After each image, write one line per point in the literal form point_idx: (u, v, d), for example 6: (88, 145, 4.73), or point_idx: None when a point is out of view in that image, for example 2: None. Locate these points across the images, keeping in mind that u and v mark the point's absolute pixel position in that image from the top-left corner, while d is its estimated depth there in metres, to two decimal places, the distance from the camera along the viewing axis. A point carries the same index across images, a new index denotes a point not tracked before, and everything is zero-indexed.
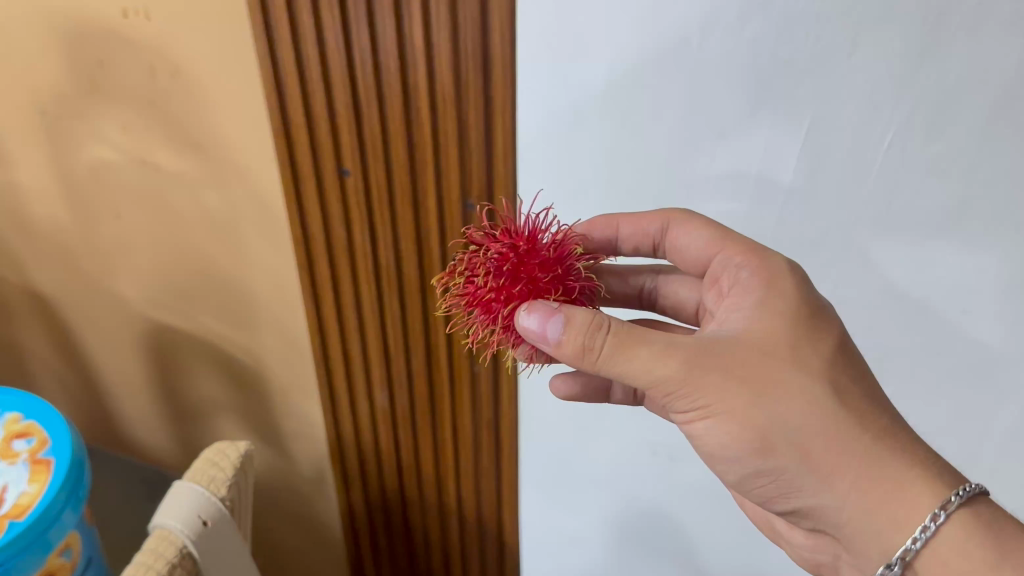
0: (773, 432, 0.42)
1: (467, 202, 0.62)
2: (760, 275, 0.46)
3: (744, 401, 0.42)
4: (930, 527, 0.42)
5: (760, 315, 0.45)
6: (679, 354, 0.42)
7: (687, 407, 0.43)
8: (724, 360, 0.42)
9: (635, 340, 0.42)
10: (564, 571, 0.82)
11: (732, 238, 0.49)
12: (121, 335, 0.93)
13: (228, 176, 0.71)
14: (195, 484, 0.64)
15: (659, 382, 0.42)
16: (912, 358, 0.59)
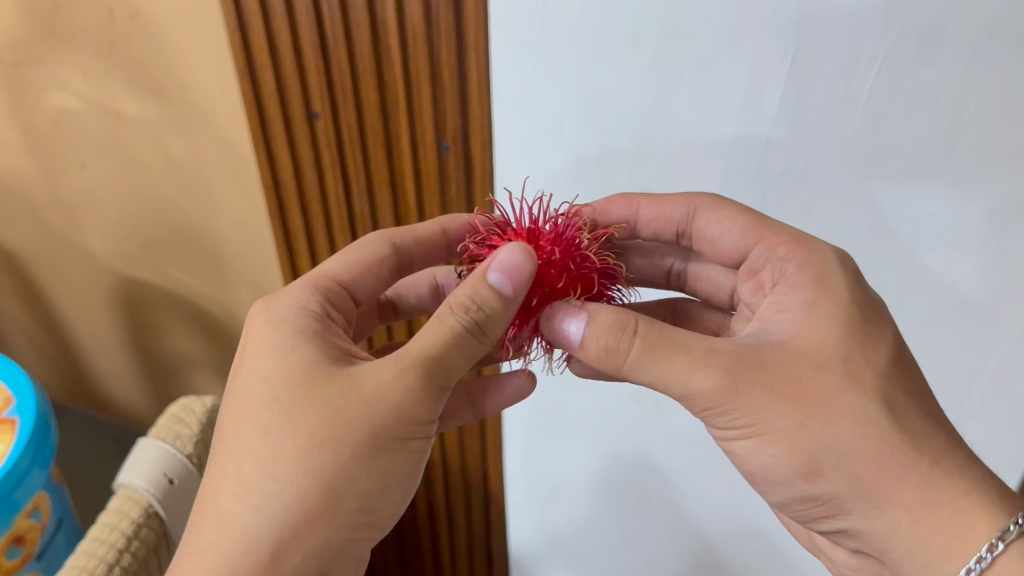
0: (823, 455, 0.41)
1: (442, 144, 0.59)
2: (805, 273, 0.45)
3: (790, 421, 0.41)
4: (985, 558, 0.40)
5: (808, 318, 0.43)
6: (718, 363, 0.41)
7: (732, 427, 0.42)
8: (768, 371, 0.41)
9: (670, 347, 0.41)
10: (549, 523, 0.80)
11: (771, 229, 0.49)
12: (87, 287, 0.90)
13: (194, 123, 0.68)
14: (158, 440, 0.60)
15: (701, 394, 0.41)
16: (909, 309, 0.57)
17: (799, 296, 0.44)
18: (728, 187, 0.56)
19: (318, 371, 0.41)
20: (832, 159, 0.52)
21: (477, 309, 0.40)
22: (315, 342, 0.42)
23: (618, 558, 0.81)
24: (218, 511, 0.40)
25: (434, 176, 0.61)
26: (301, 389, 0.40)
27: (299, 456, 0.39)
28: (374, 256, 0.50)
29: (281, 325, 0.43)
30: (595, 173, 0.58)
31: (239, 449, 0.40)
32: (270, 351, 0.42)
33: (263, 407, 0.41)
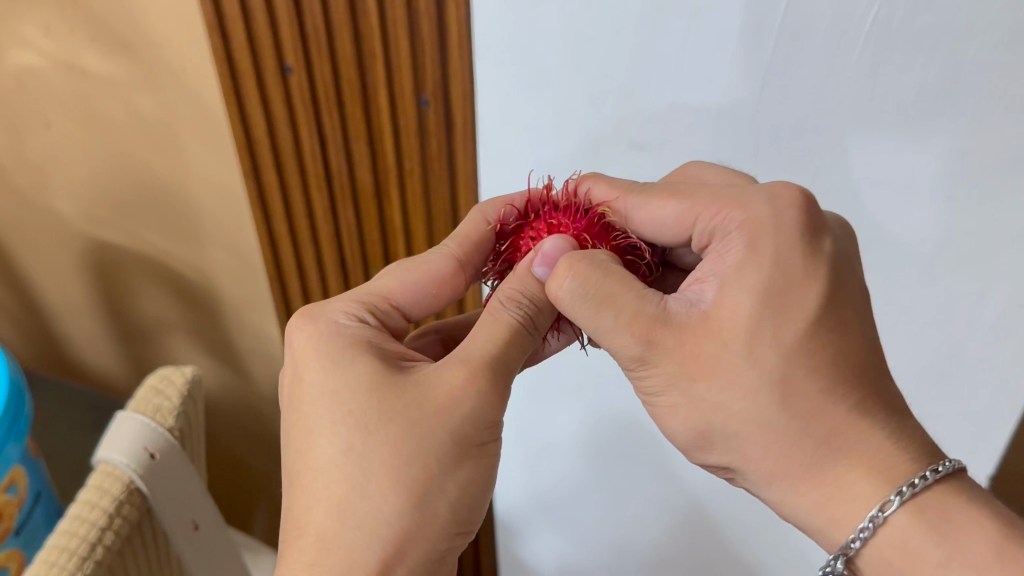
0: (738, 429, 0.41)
1: (421, 98, 0.57)
2: (747, 229, 0.42)
3: (687, 401, 0.42)
4: (867, 527, 0.40)
5: (733, 285, 0.41)
6: (640, 331, 0.41)
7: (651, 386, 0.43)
8: (680, 351, 0.41)
9: (606, 292, 0.42)
10: (534, 483, 0.80)
11: (702, 203, 0.44)
12: (55, 251, 0.87)
13: (162, 79, 0.66)
14: (138, 414, 0.58)
15: (624, 351, 0.42)
16: (897, 264, 0.56)
17: (733, 253, 0.42)
18: (718, 142, 0.54)
19: (386, 385, 0.42)
20: (827, 108, 0.50)
21: (528, 304, 0.44)
22: (371, 354, 0.44)
23: (605, 518, 0.80)
24: (321, 531, 0.41)
25: (414, 132, 0.59)
26: (374, 407, 0.42)
27: (384, 470, 0.41)
28: (436, 277, 0.49)
29: (335, 344, 0.44)
30: (581, 129, 0.56)
31: (324, 467, 0.42)
32: (330, 370, 0.43)
33: (340, 426, 0.42)
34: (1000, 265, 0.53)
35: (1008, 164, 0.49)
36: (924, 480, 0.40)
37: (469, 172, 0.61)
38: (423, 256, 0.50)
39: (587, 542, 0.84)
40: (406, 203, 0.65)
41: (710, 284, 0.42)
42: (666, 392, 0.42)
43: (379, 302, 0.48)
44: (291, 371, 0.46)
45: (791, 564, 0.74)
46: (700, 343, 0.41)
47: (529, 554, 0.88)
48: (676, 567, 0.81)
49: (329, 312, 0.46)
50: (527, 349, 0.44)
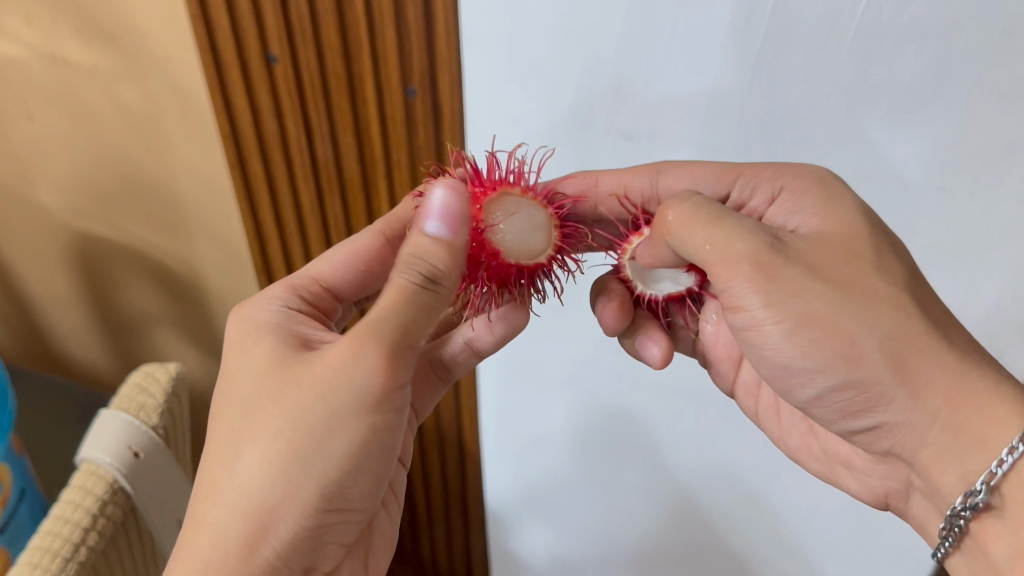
0: (863, 338, 0.40)
1: (408, 87, 0.56)
2: (806, 181, 0.46)
3: (821, 307, 0.40)
4: (1006, 462, 0.38)
5: (823, 220, 0.44)
6: (752, 258, 0.41)
7: (758, 308, 0.41)
8: (801, 265, 0.41)
9: (710, 216, 0.42)
10: (524, 476, 0.80)
11: (749, 166, 0.49)
12: (39, 244, 0.86)
13: (145, 70, 0.65)
14: (121, 412, 0.58)
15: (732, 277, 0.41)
16: None
17: (806, 204, 0.45)
18: (709, 131, 0.53)
19: (277, 363, 0.41)
20: (818, 97, 0.50)
21: (424, 262, 0.39)
22: (278, 334, 0.43)
23: (595, 509, 0.80)
24: (204, 515, 0.40)
25: (401, 122, 0.59)
26: (258, 385, 0.40)
27: (261, 451, 0.39)
28: (362, 255, 0.51)
29: (253, 326, 0.44)
30: (570, 119, 0.55)
31: (216, 446, 0.41)
32: (240, 351, 0.43)
33: (231, 407, 0.41)
34: (992, 256, 0.53)
35: (1001, 153, 0.48)
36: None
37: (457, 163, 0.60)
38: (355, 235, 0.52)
39: (577, 533, 0.83)
40: (393, 193, 0.65)
41: (807, 222, 0.45)
42: (780, 310, 0.41)
43: (309, 285, 0.50)
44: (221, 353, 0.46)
45: (782, 553, 0.74)
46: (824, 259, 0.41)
47: (519, 546, 0.88)
48: (667, 558, 0.81)
49: (263, 296, 0.48)
50: (435, 309, 0.40)
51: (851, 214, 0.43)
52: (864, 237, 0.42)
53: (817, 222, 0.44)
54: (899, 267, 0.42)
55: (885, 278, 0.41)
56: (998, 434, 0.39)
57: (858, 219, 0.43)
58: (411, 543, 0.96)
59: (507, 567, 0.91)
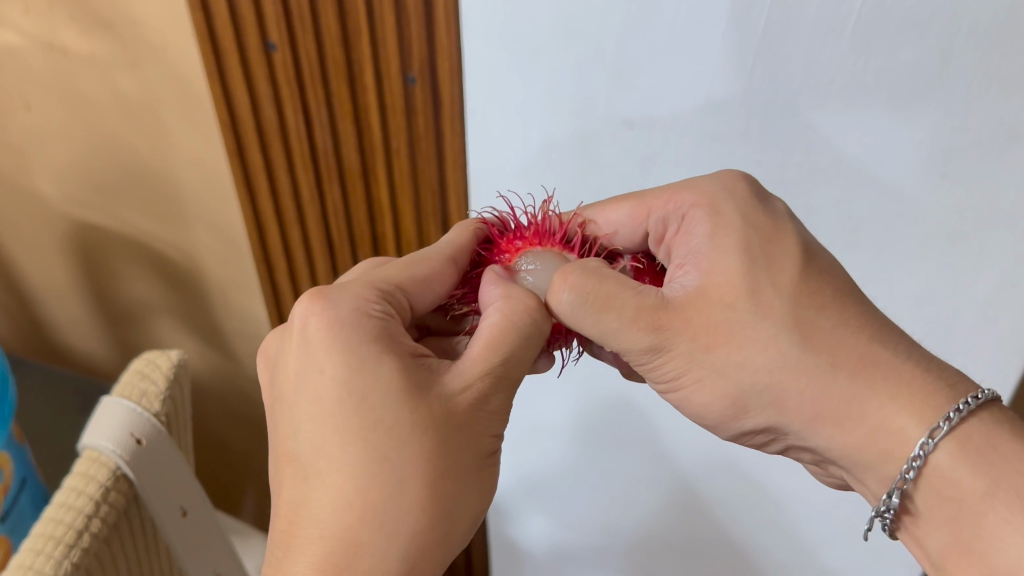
0: (747, 397, 0.44)
1: (407, 76, 0.56)
2: (701, 203, 0.47)
3: (709, 372, 0.44)
4: (918, 458, 0.41)
5: (710, 253, 0.45)
6: (643, 322, 0.44)
7: (663, 379, 0.46)
8: (680, 323, 0.44)
9: (606, 296, 0.44)
10: (523, 466, 0.80)
11: (650, 198, 0.50)
12: (38, 235, 0.86)
13: (144, 58, 0.65)
14: (123, 399, 0.58)
15: (628, 345, 0.45)
16: (887, 246, 0.56)
17: (701, 229, 0.46)
18: (709, 120, 0.53)
19: (416, 392, 0.40)
20: (819, 83, 0.50)
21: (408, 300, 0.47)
22: (397, 358, 0.41)
23: (596, 500, 0.80)
24: (321, 535, 0.39)
25: (401, 110, 0.58)
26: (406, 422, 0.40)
27: (410, 483, 0.39)
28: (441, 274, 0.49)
29: (360, 336, 0.41)
30: (570, 107, 0.55)
31: (343, 471, 0.39)
32: (355, 363, 0.41)
33: (368, 432, 0.39)
34: (991, 246, 0.53)
35: (1000, 141, 0.48)
36: (963, 410, 0.41)
37: (456, 150, 0.60)
38: (422, 250, 0.50)
39: (577, 524, 0.83)
40: (393, 182, 0.64)
41: (694, 262, 0.46)
42: (677, 378, 0.45)
43: (393, 293, 0.46)
44: (302, 352, 0.42)
45: (781, 543, 0.74)
46: (706, 314, 0.44)
47: (519, 536, 0.88)
48: (667, 547, 0.81)
49: (355, 299, 0.43)
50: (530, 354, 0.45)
51: (733, 251, 0.44)
52: (741, 284, 0.43)
53: (704, 265, 0.45)
54: (780, 296, 0.43)
55: (762, 320, 0.43)
56: (906, 428, 0.41)
57: (739, 256, 0.44)
58: None
59: (507, 559, 0.92)
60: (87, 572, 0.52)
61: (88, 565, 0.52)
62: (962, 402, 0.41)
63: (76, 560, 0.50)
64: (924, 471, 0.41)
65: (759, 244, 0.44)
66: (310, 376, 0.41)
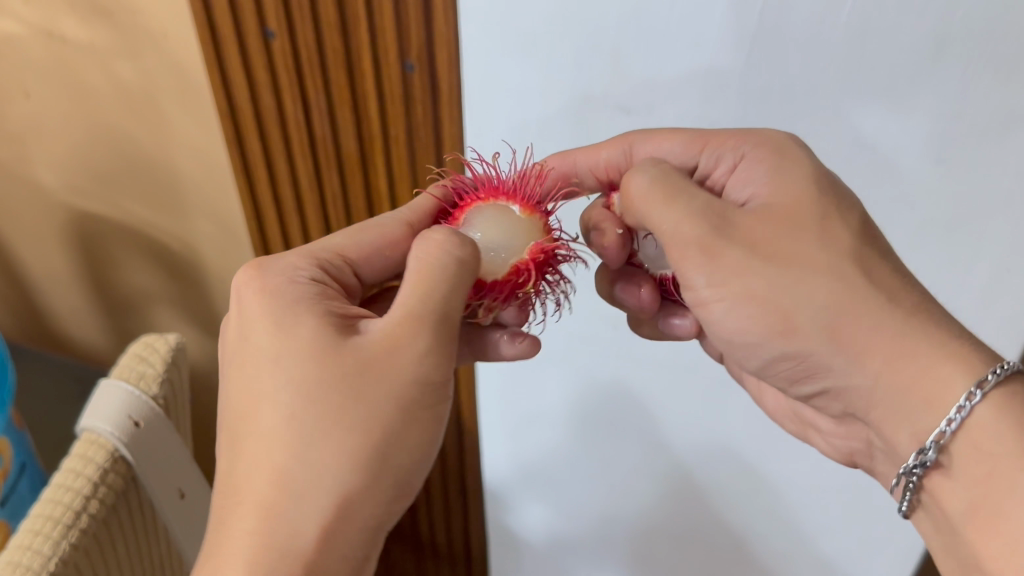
0: (796, 312, 0.44)
1: (405, 62, 0.56)
2: (766, 147, 0.48)
3: (759, 300, 0.44)
4: (964, 409, 0.41)
5: (780, 189, 0.46)
6: (720, 243, 0.44)
7: (703, 285, 0.45)
8: (750, 242, 0.44)
9: (674, 194, 0.45)
10: (521, 455, 0.80)
11: (711, 134, 0.50)
12: (38, 224, 0.87)
13: (142, 46, 0.65)
14: (121, 381, 0.58)
15: (680, 256, 0.45)
16: (885, 232, 0.56)
17: (764, 169, 0.47)
18: (707, 106, 0.53)
19: (329, 346, 0.41)
20: (815, 68, 0.50)
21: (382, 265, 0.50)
22: (315, 316, 0.42)
23: (594, 488, 0.80)
24: (256, 496, 0.39)
25: (399, 97, 0.59)
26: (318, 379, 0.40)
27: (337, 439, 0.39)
28: (388, 239, 0.50)
29: (280, 300, 0.43)
30: (567, 94, 0.55)
31: (264, 434, 0.40)
32: (276, 329, 0.42)
33: (281, 392, 0.40)
34: (988, 232, 0.53)
35: (995, 125, 0.48)
36: (1000, 372, 0.41)
37: (454, 136, 0.60)
38: (377, 218, 0.51)
39: (575, 512, 0.83)
40: (391, 170, 0.65)
41: (759, 189, 0.47)
42: (720, 285, 0.45)
43: (331, 260, 0.48)
44: (237, 326, 0.44)
45: (779, 530, 0.74)
46: (781, 239, 0.44)
47: (518, 525, 0.88)
48: (666, 535, 0.81)
49: (284, 267, 0.46)
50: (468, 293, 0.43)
51: (800, 181, 0.46)
52: (811, 207, 0.45)
53: (769, 193, 0.47)
54: (843, 232, 0.45)
55: (833, 248, 0.44)
56: None
57: (806, 199, 0.45)
58: (410, 525, 0.96)
59: (506, 547, 0.92)
60: (86, 553, 0.53)
61: (86, 546, 0.53)
62: (993, 370, 0.41)
63: (73, 541, 0.51)
64: (964, 425, 0.41)
65: (828, 184, 0.46)
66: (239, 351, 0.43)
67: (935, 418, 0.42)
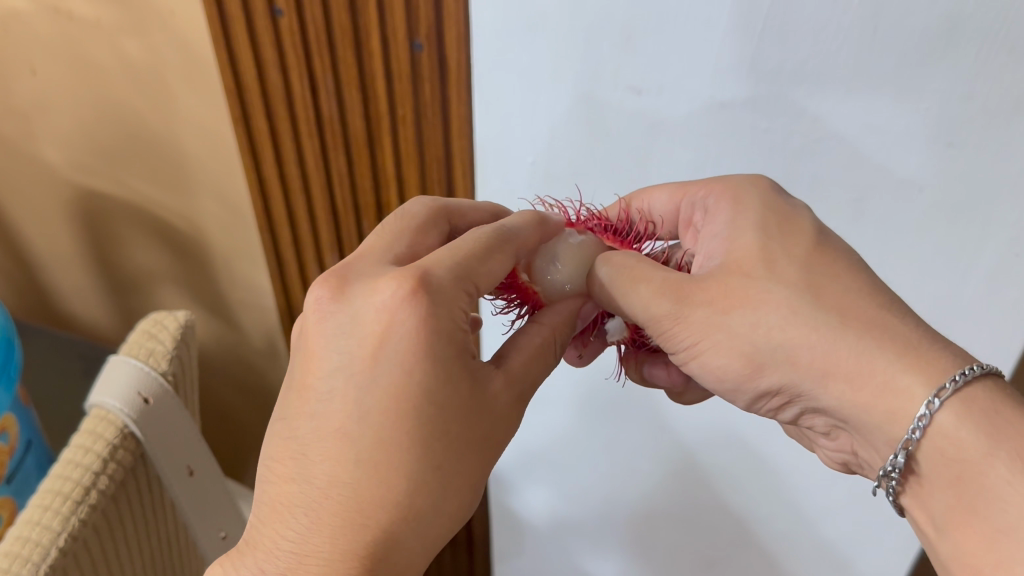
0: (760, 353, 0.45)
1: (414, 42, 0.56)
2: (726, 197, 0.49)
3: (720, 332, 0.45)
4: (925, 417, 0.41)
5: (734, 235, 0.47)
6: (669, 295, 0.46)
7: (680, 346, 0.47)
8: (709, 294, 0.45)
9: (636, 276, 0.48)
10: (524, 437, 0.80)
11: (692, 185, 0.52)
12: (43, 202, 0.87)
13: (149, 23, 0.65)
14: (130, 358, 0.59)
15: (656, 318, 0.47)
16: (894, 220, 0.55)
17: (721, 218, 0.49)
18: (718, 91, 0.53)
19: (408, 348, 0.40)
20: (827, 50, 0.49)
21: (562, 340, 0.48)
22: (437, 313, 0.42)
23: (595, 472, 0.80)
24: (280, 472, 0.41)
25: (408, 77, 0.58)
26: (404, 302, 0.40)
27: (400, 373, 0.39)
28: None
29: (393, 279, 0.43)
30: (577, 77, 0.55)
31: (321, 410, 0.40)
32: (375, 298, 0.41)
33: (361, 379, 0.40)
34: (999, 215, 0.52)
35: (1004, 108, 0.48)
36: (965, 377, 0.40)
37: (463, 119, 0.60)
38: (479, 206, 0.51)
39: (577, 495, 0.84)
40: (399, 149, 0.64)
41: (719, 246, 0.48)
42: (695, 346, 0.46)
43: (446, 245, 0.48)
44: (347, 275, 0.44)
45: (779, 514, 0.74)
46: (727, 285, 0.45)
47: (521, 506, 0.88)
48: (666, 519, 0.82)
49: (421, 221, 0.48)
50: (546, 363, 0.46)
51: (749, 231, 0.47)
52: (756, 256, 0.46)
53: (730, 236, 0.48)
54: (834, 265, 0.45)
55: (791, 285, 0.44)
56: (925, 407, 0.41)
57: (755, 235, 0.47)
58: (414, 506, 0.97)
59: (508, 530, 0.92)
60: (95, 528, 0.53)
61: (95, 522, 0.53)
62: (961, 372, 0.41)
63: (83, 517, 0.52)
64: (928, 432, 0.41)
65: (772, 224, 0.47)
66: (333, 271, 0.43)
67: (910, 403, 0.41)
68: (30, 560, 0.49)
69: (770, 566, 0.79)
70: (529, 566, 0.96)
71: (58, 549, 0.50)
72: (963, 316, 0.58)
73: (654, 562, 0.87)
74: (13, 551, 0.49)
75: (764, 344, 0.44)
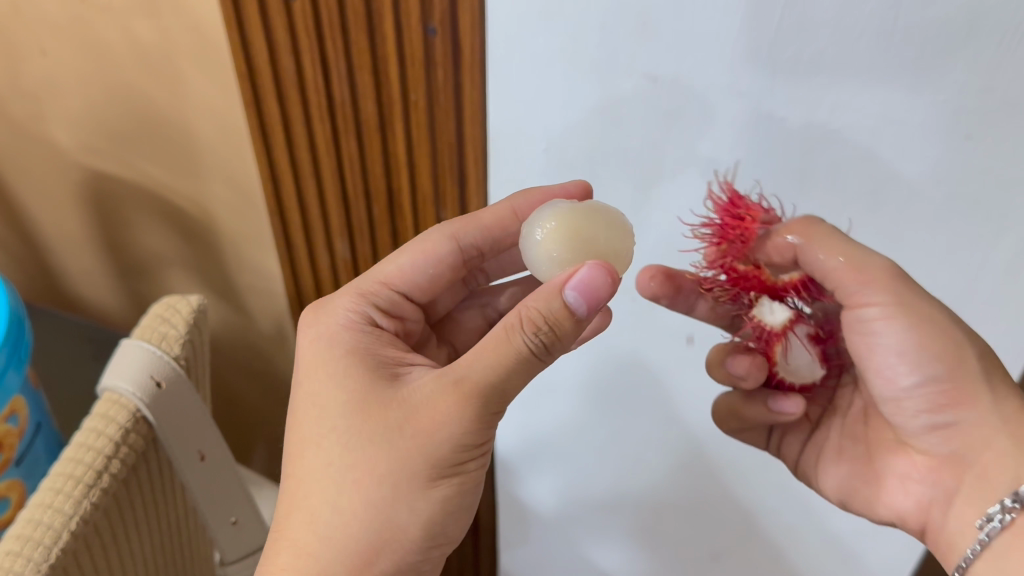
0: (962, 351, 0.51)
1: (427, 27, 0.56)
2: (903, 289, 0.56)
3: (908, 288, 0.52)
4: None
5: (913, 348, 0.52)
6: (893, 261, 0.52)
7: (856, 287, 0.53)
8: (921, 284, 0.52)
9: (827, 241, 0.52)
10: (532, 425, 0.80)
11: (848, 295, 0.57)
12: (53, 184, 0.87)
13: (162, 4, 0.64)
14: (143, 341, 0.58)
15: (852, 266, 0.52)
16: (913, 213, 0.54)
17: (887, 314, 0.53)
18: (735, 79, 0.52)
19: (335, 384, 0.51)
20: (847, 41, 0.49)
21: (548, 330, 0.43)
22: (358, 362, 0.51)
23: (603, 461, 0.80)
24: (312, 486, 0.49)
25: (421, 63, 0.58)
26: (317, 345, 0.54)
27: (316, 402, 0.51)
28: (431, 256, 0.58)
29: (327, 335, 0.54)
30: (593, 65, 0.54)
31: (298, 440, 0.51)
32: (313, 351, 0.54)
33: (308, 417, 0.51)
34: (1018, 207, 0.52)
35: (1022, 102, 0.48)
36: None
37: (477, 104, 0.59)
38: (427, 232, 0.59)
39: (584, 485, 0.84)
40: (411, 135, 0.64)
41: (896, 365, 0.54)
42: (874, 287, 0.52)
43: (380, 289, 0.57)
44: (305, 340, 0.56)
45: (786, 506, 0.74)
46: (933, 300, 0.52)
47: (526, 495, 0.88)
48: (673, 511, 0.81)
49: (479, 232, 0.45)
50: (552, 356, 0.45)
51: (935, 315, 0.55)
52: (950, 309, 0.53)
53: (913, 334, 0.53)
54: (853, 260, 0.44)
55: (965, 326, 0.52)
56: None
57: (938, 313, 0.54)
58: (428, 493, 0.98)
59: (513, 517, 0.92)
60: (106, 513, 0.54)
61: (106, 506, 0.53)
62: None
63: (95, 501, 0.52)
64: None
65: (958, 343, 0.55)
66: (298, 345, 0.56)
67: None
68: (42, 543, 0.49)
69: (776, 561, 0.79)
70: (533, 557, 0.96)
71: (69, 533, 0.50)
72: (975, 312, 0.58)
73: (657, 554, 0.86)
74: (25, 534, 0.49)
75: (936, 310, 0.52)
